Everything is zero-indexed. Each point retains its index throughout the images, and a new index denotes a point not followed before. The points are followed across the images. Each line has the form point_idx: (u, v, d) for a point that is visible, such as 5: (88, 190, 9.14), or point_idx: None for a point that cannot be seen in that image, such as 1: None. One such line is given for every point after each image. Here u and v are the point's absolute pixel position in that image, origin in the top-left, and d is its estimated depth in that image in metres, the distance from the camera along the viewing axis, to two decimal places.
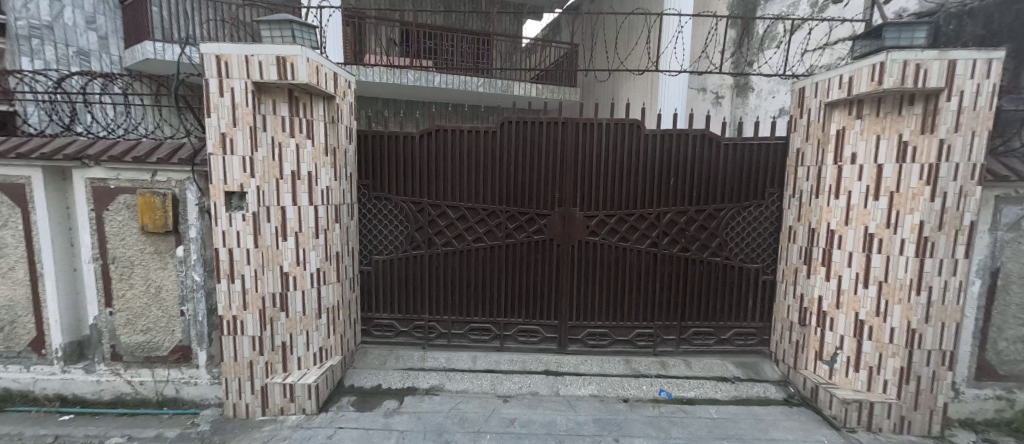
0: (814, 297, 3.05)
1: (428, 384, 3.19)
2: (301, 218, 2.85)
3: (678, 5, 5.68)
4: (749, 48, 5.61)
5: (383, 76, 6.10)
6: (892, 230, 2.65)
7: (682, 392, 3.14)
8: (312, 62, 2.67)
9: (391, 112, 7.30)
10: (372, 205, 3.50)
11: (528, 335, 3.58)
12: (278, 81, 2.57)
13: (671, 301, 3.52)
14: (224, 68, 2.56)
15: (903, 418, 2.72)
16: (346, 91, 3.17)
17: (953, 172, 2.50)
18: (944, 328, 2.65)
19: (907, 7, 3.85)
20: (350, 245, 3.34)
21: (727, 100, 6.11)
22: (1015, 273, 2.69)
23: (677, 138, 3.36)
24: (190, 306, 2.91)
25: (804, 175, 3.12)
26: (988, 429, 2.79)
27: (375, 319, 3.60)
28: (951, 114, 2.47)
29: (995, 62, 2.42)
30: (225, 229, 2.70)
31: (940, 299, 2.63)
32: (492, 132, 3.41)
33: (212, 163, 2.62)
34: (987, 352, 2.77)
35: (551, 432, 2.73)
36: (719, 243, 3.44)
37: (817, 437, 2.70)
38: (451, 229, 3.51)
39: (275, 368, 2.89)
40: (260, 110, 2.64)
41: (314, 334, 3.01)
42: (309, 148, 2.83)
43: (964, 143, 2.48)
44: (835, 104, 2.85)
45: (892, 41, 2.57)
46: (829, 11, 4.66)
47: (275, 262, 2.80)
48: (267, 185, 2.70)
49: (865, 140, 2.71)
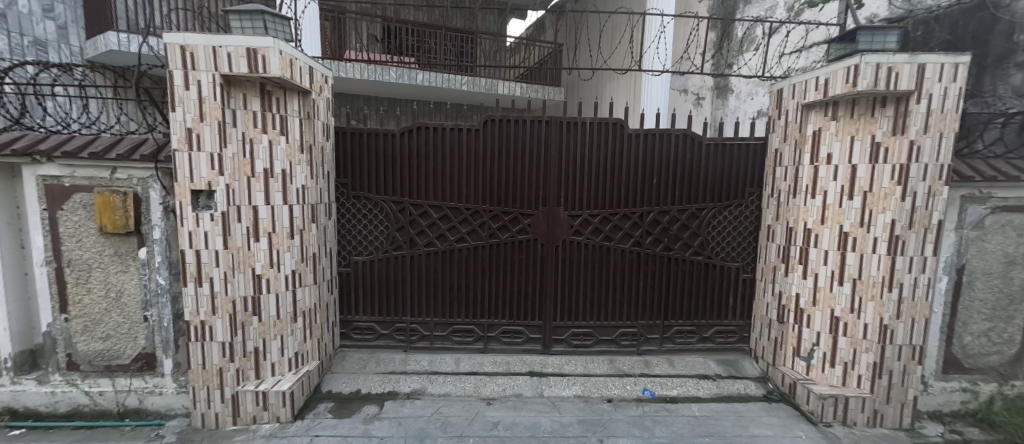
0: (791, 294, 3.11)
1: (409, 388, 3.11)
2: (274, 218, 2.74)
3: (660, 6, 5.74)
4: (729, 50, 5.74)
5: (364, 72, 5.92)
6: (865, 229, 2.72)
7: (665, 391, 3.15)
8: (286, 55, 2.55)
9: (371, 109, 7.13)
10: (351, 204, 3.38)
11: (512, 336, 3.53)
12: (248, 74, 2.45)
13: (654, 301, 3.53)
14: (190, 60, 2.43)
15: (876, 412, 2.79)
16: (323, 87, 3.06)
17: (922, 173, 2.59)
18: (914, 323, 2.75)
19: (878, 13, 4.01)
20: (328, 245, 3.22)
21: (708, 101, 6.23)
22: (979, 269, 2.80)
23: (660, 137, 3.38)
24: (154, 311, 2.75)
25: (782, 175, 3.17)
26: (954, 420, 2.90)
27: (355, 322, 3.49)
28: (921, 115, 2.55)
29: (961, 66, 2.51)
30: (192, 230, 2.56)
31: (910, 295, 2.72)
32: (475, 130, 3.34)
33: (177, 160, 2.48)
34: (953, 346, 2.87)
35: (535, 434, 2.69)
36: (701, 241, 3.47)
37: (795, 432, 2.75)
38: (433, 229, 3.43)
39: (247, 375, 2.77)
40: (230, 105, 2.52)
41: (289, 338, 2.89)
42: (283, 146, 2.72)
43: (932, 144, 2.57)
44: (811, 105, 2.90)
45: (865, 45, 2.64)
46: (805, 15, 4.80)
47: (246, 264, 2.67)
48: (237, 184, 2.58)
49: (840, 140, 2.78)
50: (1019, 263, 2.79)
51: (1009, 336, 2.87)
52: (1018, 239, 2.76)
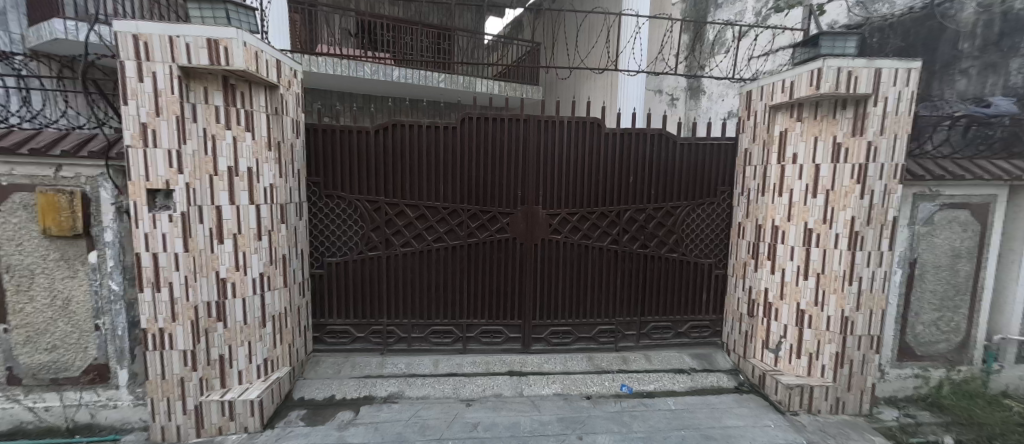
0: (761, 289, 3.23)
1: (386, 392, 3.04)
2: (240, 219, 2.60)
3: (636, 6, 5.85)
4: (701, 52, 5.94)
5: (336, 67, 5.70)
6: (828, 226, 2.85)
7: (642, 386, 3.21)
8: (251, 47, 2.42)
9: (345, 105, 6.92)
10: (324, 204, 3.26)
11: (491, 335, 3.50)
12: (209, 66, 2.31)
13: (631, 297, 3.59)
14: (144, 50, 2.27)
15: (838, 400, 2.94)
16: (292, 81, 2.93)
17: (879, 172, 2.74)
18: (871, 314, 2.90)
19: (838, 20, 4.38)
20: (299, 247, 3.10)
21: (682, 101, 6.42)
22: (929, 263, 2.98)
23: (636, 136, 3.43)
24: (106, 319, 2.56)
25: (751, 174, 3.29)
26: (907, 405, 3.09)
27: (329, 326, 3.37)
28: (878, 118, 2.69)
29: (913, 71, 2.66)
30: (149, 232, 2.40)
31: (869, 288, 2.87)
32: (452, 128, 3.28)
33: (132, 158, 2.33)
34: (907, 336, 3.05)
35: (515, 434, 2.68)
36: (676, 239, 3.55)
37: (765, 422, 2.85)
38: (410, 229, 3.36)
39: (211, 384, 2.62)
40: (189, 99, 2.38)
41: (257, 344, 2.76)
42: (248, 142, 2.59)
43: (888, 145, 2.71)
44: (778, 107, 3.02)
45: (827, 50, 2.77)
46: (772, 20, 5.00)
47: (209, 267, 2.53)
48: (198, 183, 2.44)
49: (804, 141, 2.90)
50: (964, 256, 2.99)
51: (955, 324, 3.08)
52: (963, 234, 2.96)
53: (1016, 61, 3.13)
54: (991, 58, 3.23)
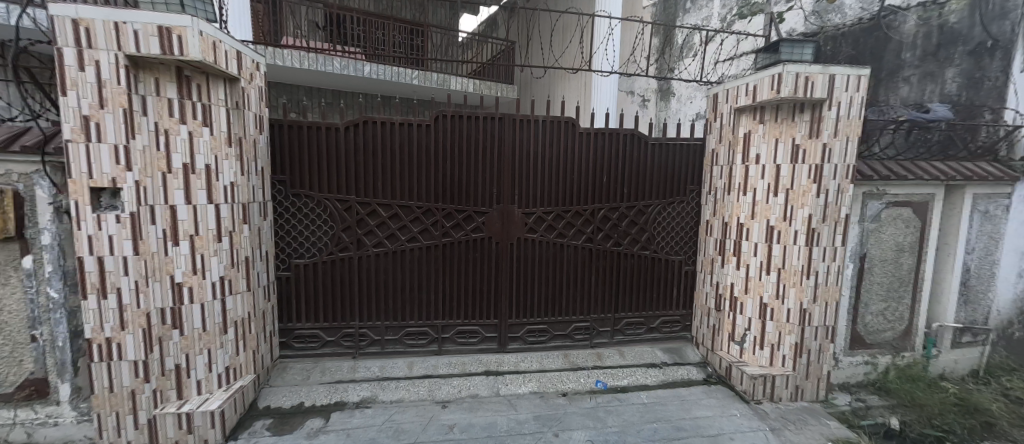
0: (727, 284, 3.37)
1: (358, 396, 2.95)
2: (198, 220, 2.45)
3: (608, 8, 5.95)
4: (670, 55, 6.17)
5: (303, 61, 5.47)
6: (788, 223, 3.01)
7: (616, 381, 3.27)
8: (208, 36, 2.28)
9: (312, 101, 6.66)
10: (291, 203, 3.12)
11: (467, 336, 3.47)
12: (160, 55, 2.15)
13: (605, 294, 3.65)
14: (86, 36, 2.09)
15: (797, 387, 3.11)
16: (254, 74, 2.77)
17: (834, 172, 2.91)
18: (827, 307, 3.08)
19: (795, 28, 4.66)
20: (264, 248, 2.95)
21: (652, 103, 6.64)
22: (877, 258, 3.21)
23: (610, 136, 3.49)
24: (44, 329, 2.34)
25: (718, 174, 3.43)
26: (859, 390, 3.31)
27: (296, 330, 3.23)
28: (833, 121, 2.85)
29: (863, 78, 2.84)
30: (93, 234, 2.22)
31: (825, 281, 3.04)
32: (425, 126, 3.21)
33: (72, 153, 2.14)
34: (858, 326, 3.27)
35: (492, 434, 2.67)
36: (648, 236, 3.64)
37: (732, 411, 2.98)
38: (382, 229, 3.27)
39: (167, 395, 2.46)
40: (139, 91, 2.21)
41: (218, 352, 2.61)
42: (206, 138, 2.44)
43: (841, 147, 2.89)
44: (742, 110, 3.16)
45: (787, 55, 2.90)
46: (736, 25, 5.25)
47: (163, 271, 2.38)
48: (149, 181, 2.28)
49: (766, 142, 3.04)
50: (907, 250, 3.23)
51: (899, 314, 3.32)
52: (906, 230, 3.20)
53: (951, 70, 3.48)
54: (929, 67, 3.60)
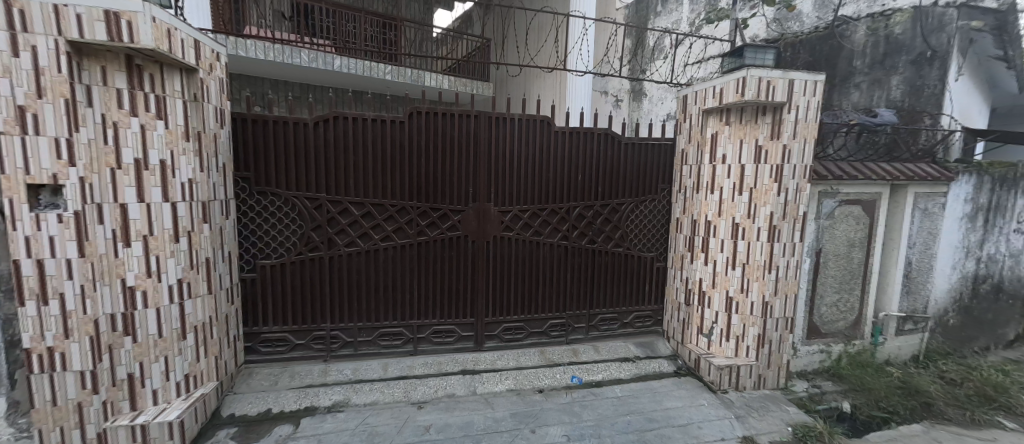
0: (696, 279, 3.50)
1: (331, 400, 2.86)
2: (153, 219, 2.30)
3: (583, 8, 6.03)
4: (642, 56, 6.35)
5: (268, 52, 5.22)
6: (751, 221, 3.15)
7: (591, 376, 3.33)
8: (162, 23, 2.13)
9: (278, 94, 6.36)
10: (256, 202, 2.97)
11: (443, 335, 3.44)
12: (107, 42, 2.00)
13: (580, 291, 3.71)
14: (20, 19, 1.90)
15: (760, 376, 3.27)
16: (214, 65, 2.62)
17: (793, 172, 3.08)
18: (787, 299, 3.26)
19: (758, 34, 4.95)
20: (226, 248, 2.80)
21: (626, 103, 6.81)
22: (831, 253, 3.42)
23: (585, 135, 3.53)
24: None
25: (687, 173, 3.55)
26: (815, 377, 3.52)
27: (263, 334, 3.10)
28: (792, 124, 3.01)
29: (818, 83, 3.01)
30: (30, 236, 2.03)
31: (785, 275, 3.22)
32: (399, 122, 3.14)
33: (5, 147, 1.95)
34: (815, 317, 3.47)
35: (468, 433, 2.65)
36: (621, 234, 3.72)
37: (700, 401, 3.10)
38: (354, 228, 3.18)
39: (119, 407, 2.29)
40: (83, 80, 2.06)
41: (176, 359, 2.46)
42: (160, 132, 2.29)
43: (800, 149, 3.05)
44: (709, 112, 3.29)
45: (750, 60, 3.04)
46: (704, 30, 5.44)
47: (114, 274, 2.22)
48: (96, 177, 2.12)
49: (732, 143, 3.17)
50: (857, 245, 3.46)
51: (851, 305, 3.56)
52: (857, 226, 3.42)
53: (895, 78, 3.77)
54: (877, 74, 3.87)
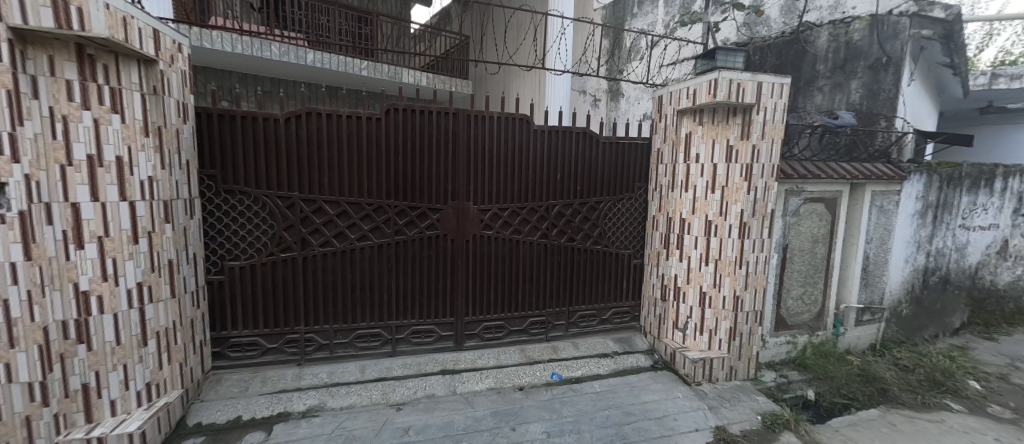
0: (671, 275, 3.59)
1: (305, 405, 2.78)
2: (108, 220, 2.16)
3: (561, 8, 6.08)
4: (619, 57, 6.46)
5: (236, 45, 4.99)
6: (723, 218, 3.25)
7: (571, 372, 3.36)
8: (116, 11, 2.04)
9: (247, 89, 6.10)
10: (223, 201, 2.84)
11: (422, 335, 3.39)
12: (56, 30, 1.85)
13: (559, 289, 3.74)
14: None
15: (732, 368, 3.39)
16: (175, 57, 2.49)
17: (762, 172, 3.20)
18: (756, 293, 3.39)
19: (729, 37, 5.11)
20: (190, 250, 2.67)
21: (604, 103, 6.90)
22: (797, 248, 3.58)
23: (563, 134, 3.55)
24: None
25: (663, 172, 3.64)
26: (783, 366, 3.67)
27: (233, 338, 2.97)
28: (761, 124, 3.12)
29: (784, 86, 3.14)
30: None
31: (754, 270, 3.34)
32: (375, 120, 3.07)
33: None
34: (782, 310, 3.63)
35: (448, 434, 2.63)
36: (600, 232, 3.77)
37: (676, 394, 3.18)
38: (329, 228, 3.09)
39: (73, 419, 2.15)
40: (27, 69, 1.89)
41: (136, 367, 2.32)
42: (115, 126, 2.15)
43: (768, 149, 3.18)
44: (684, 112, 3.37)
45: (721, 63, 3.13)
46: (678, 32, 5.59)
47: (65, 278, 2.06)
48: (43, 174, 1.96)
49: (705, 143, 3.27)
50: (821, 241, 3.64)
51: (815, 297, 3.73)
52: (820, 223, 3.60)
53: (854, 82, 3.99)
54: (838, 78, 4.08)
